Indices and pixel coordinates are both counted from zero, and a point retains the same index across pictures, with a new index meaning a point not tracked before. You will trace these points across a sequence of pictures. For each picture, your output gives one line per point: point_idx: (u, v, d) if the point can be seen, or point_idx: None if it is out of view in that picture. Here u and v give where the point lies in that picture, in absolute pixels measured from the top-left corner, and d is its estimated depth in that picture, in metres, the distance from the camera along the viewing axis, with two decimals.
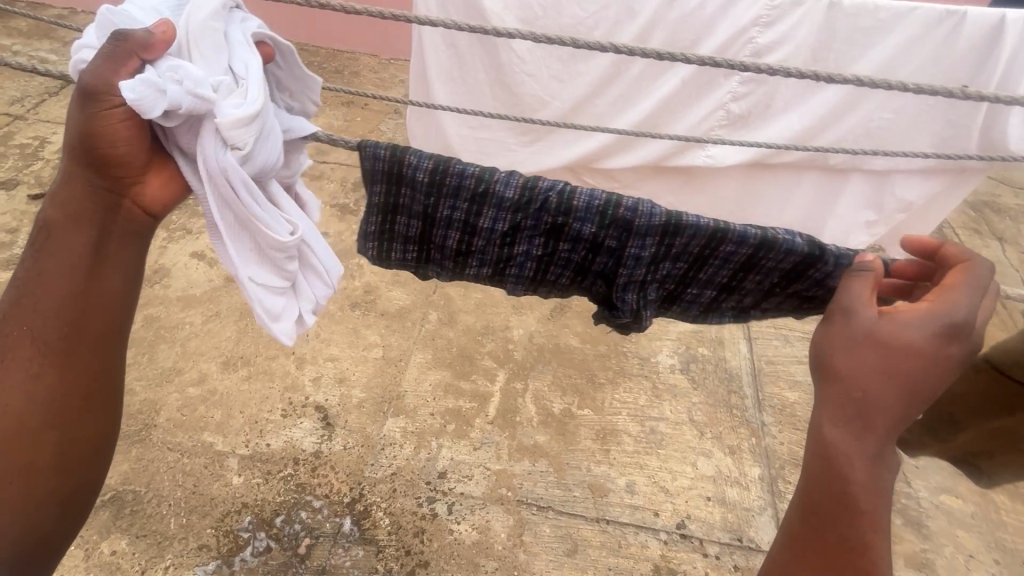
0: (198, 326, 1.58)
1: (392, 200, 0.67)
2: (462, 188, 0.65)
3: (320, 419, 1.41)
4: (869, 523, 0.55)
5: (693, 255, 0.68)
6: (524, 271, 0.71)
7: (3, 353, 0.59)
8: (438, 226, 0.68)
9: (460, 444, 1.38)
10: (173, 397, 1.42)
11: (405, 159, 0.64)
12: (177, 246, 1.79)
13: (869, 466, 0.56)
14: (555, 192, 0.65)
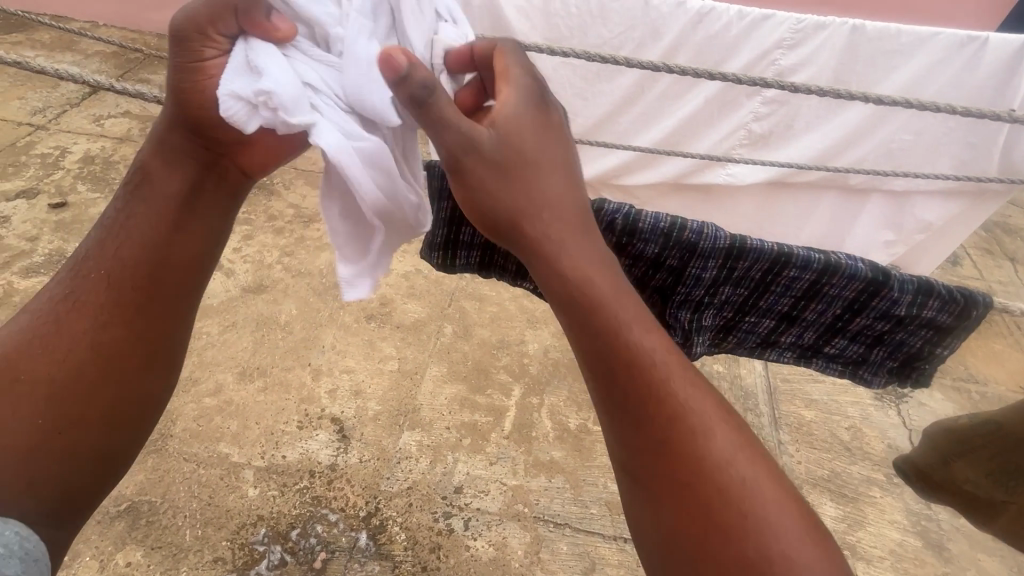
0: (215, 336, 1.59)
1: (460, 213, 0.81)
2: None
3: (337, 431, 1.40)
4: (700, 429, 0.47)
5: (747, 278, 0.86)
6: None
7: (80, 286, 0.61)
8: (503, 238, 0.80)
9: (476, 459, 1.38)
10: (190, 407, 1.42)
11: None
12: None
13: (648, 369, 0.48)
14: (620, 215, 0.84)
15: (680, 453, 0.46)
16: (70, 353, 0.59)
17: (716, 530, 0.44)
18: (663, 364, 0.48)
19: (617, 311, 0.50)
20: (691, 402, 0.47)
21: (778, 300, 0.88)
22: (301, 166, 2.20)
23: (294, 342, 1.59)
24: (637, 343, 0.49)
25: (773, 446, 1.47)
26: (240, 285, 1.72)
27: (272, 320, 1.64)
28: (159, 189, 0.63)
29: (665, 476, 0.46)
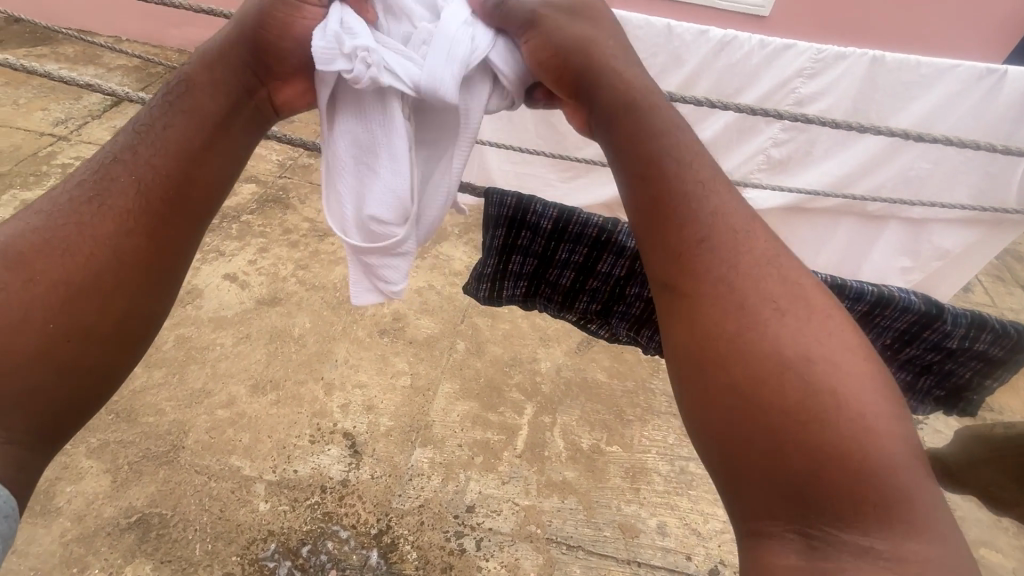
0: (229, 347, 1.59)
1: (510, 242, 0.70)
2: (584, 235, 0.68)
3: (348, 446, 1.40)
4: (770, 299, 0.41)
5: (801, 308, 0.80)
6: (631, 310, 0.73)
7: (97, 189, 0.49)
8: (554, 267, 0.71)
9: (488, 477, 1.37)
10: (202, 418, 1.42)
11: (532, 207, 0.66)
12: (211, 268, 1.82)
13: (711, 238, 0.44)
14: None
15: (742, 324, 0.40)
16: (89, 257, 0.47)
17: (781, 411, 0.37)
18: (731, 233, 0.44)
19: (678, 180, 0.46)
20: (760, 271, 0.42)
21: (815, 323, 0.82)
22: (317, 180, 2.23)
23: (307, 355, 1.59)
24: (699, 211, 0.45)
25: None
26: (254, 297, 1.73)
27: (286, 333, 1.64)
28: (204, 101, 0.53)
29: (724, 355, 0.40)
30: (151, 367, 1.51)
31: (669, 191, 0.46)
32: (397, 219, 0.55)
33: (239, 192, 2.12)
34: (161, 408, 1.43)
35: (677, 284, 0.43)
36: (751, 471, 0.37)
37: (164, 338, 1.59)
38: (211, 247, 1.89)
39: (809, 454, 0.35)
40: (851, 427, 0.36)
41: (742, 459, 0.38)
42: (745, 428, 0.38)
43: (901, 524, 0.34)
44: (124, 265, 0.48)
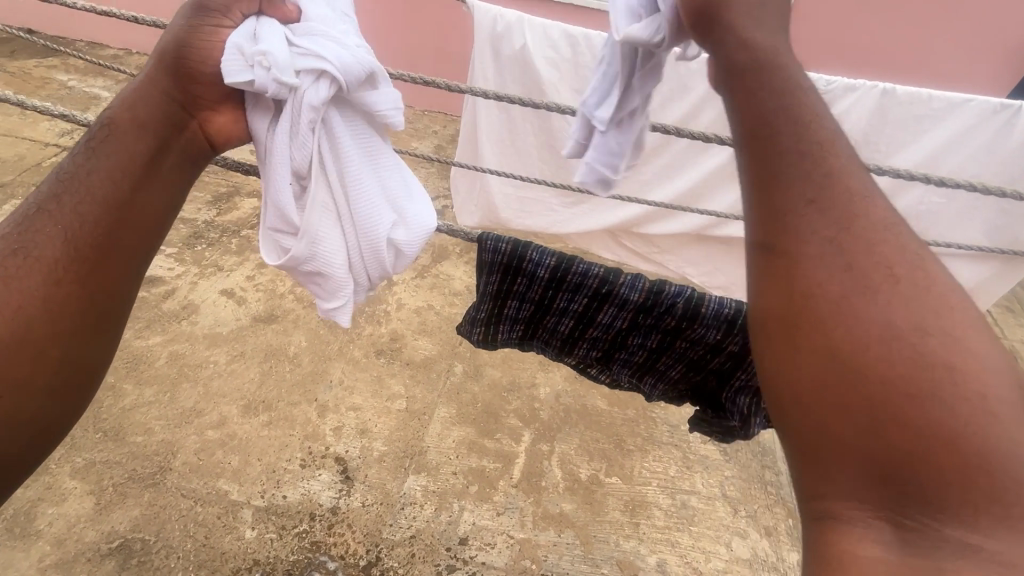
0: (222, 366, 1.56)
1: (506, 289, 0.59)
2: (583, 286, 0.57)
3: (340, 472, 1.36)
4: (883, 269, 0.36)
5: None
6: (632, 358, 0.62)
7: (25, 242, 0.47)
8: (551, 316, 0.61)
9: (482, 508, 1.32)
10: (192, 439, 1.39)
11: (527, 255, 0.56)
12: (208, 283, 1.80)
13: (821, 200, 0.39)
14: (683, 298, 0.55)
15: (851, 296, 0.36)
16: (20, 307, 0.45)
17: (890, 391, 0.33)
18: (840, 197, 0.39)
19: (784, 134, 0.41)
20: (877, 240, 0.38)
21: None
22: None
23: (302, 375, 1.56)
24: (810, 171, 0.40)
25: (793, 508, 1.41)
26: (250, 314, 1.71)
27: (282, 352, 1.62)
28: (128, 147, 0.51)
29: (830, 327, 0.36)
30: (143, 385, 1.49)
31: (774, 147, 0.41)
32: (291, 236, 0.53)
33: (240, 207, 2.11)
34: (150, 428, 1.40)
35: (778, 247, 0.39)
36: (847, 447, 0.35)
37: (157, 355, 1.57)
38: (209, 261, 1.87)
39: (921, 439, 0.32)
40: (969, 409, 0.32)
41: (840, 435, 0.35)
42: (845, 404, 0.35)
43: (1013, 518, 0.31)
44: (62, 315, 0.47)
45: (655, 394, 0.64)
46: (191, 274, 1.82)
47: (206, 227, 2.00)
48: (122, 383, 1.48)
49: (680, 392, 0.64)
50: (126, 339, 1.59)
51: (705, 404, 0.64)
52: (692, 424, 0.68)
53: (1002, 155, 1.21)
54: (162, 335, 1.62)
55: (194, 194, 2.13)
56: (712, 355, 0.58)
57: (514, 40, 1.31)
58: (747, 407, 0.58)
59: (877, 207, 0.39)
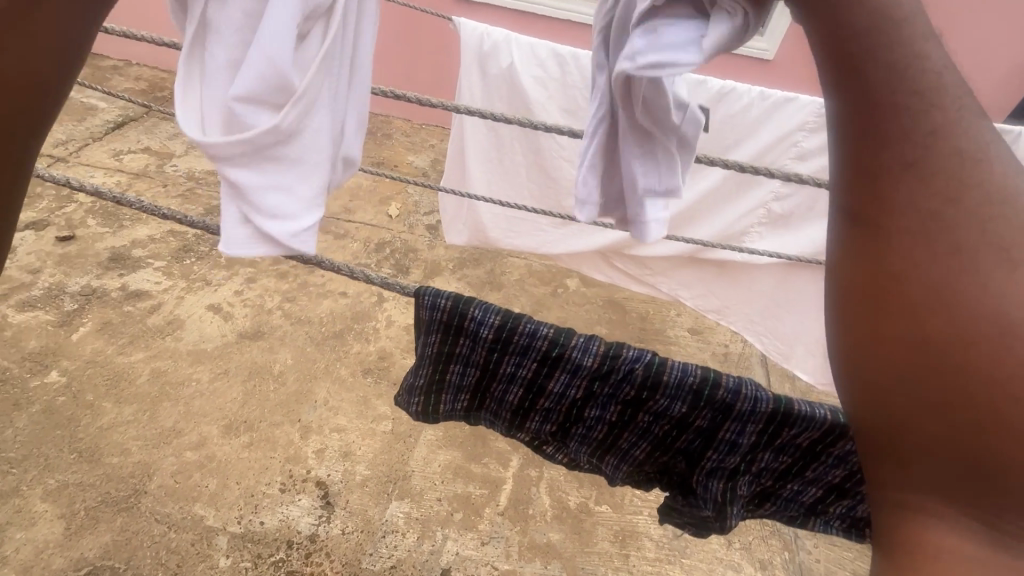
0: (204, 384, 1.52)
1: (447, 350, 0.53)
2: (531, 348, 0.51)
3: (320, 497, 1.32)
4: (1005, 262, 0.29)
5: (806, 449, 0.50)
6: (592, 434, 0.54)
7: None
8: (497, 383, 0.54)
9: (467, 537, 1.28)
10: (169, 461, 1.35)
11: (469, 312, 0.50)
12: (195, 297, 1.77)
13: (938, 167, 0.30)
14: (642, 363, 0.49)
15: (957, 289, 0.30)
16: None
17: (994, 389, 0.30)
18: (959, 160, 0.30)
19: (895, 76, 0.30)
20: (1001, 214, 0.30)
21: (839, 476, 0.51)
22: None
23: (286, 395, 1.52)
24: (933, 124, 0.30)
25: (789, 540, 1.35)
26: (236, 330, 1.67)
27: (266, 370, 1.58)
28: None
29: (930, 321, 0.30)
30: (122, 404, 1.45)
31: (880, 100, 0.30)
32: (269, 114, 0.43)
33: None
34: (127, 448, 1.36)
35: (878, 226, 0.31)
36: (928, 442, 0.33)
37: (139, 372, 1.53)
38: (197, 275, 1.84)
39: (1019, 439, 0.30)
40: None
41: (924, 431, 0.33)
42: (932, 402, 0.32)
43: None
44: None
45: (617, 477, 0.56)
46: (178, 288, 1.79)
47: (196, 240, 1.97)
48: (101, 401, 1.45)
49: (644, 475, 0.57)
50: (108, 355, 1.56)
51: (671, 487, 0.56)
52: (660, 517, 0.58)
53: None
54: (145, 351, 1.59)
55: (186, 207, 2.11)
56: (678, 432, 0.51)
57: (501, 59, 1.29)
58: (721, 494, 0.52)
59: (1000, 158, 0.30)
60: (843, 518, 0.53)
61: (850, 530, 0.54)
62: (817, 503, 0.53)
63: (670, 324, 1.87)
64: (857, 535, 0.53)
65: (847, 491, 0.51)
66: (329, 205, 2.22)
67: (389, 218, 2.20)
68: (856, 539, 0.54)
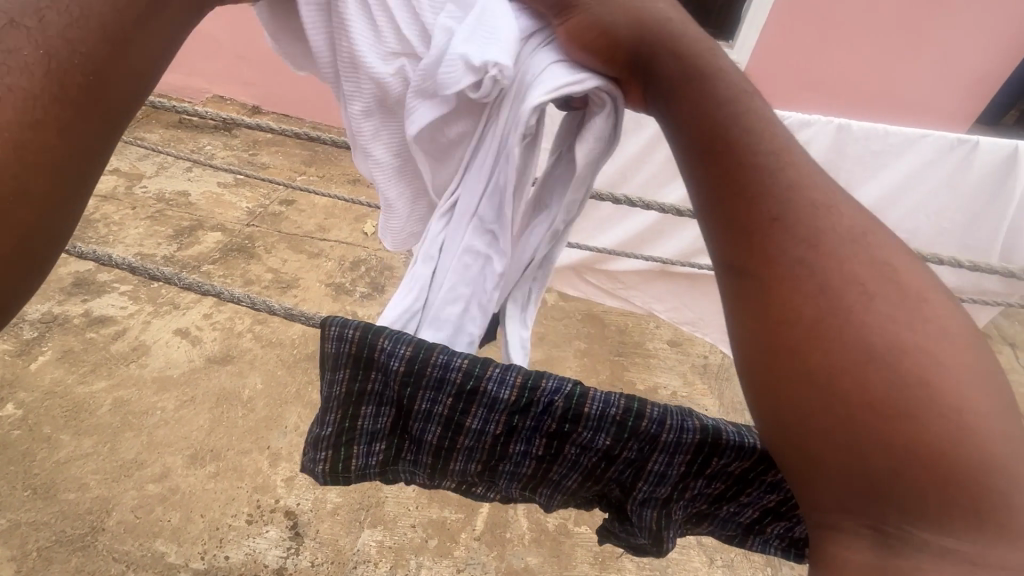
0: (170, 412, 1.47)
1: (356, 392, 0.37)
2: (445, 382, 0.36)
3: (289, 527, 1.27)
4: (855, 280, 0.28)
5: (738, 475, 0.39)
6: (520, 470, 0.40)
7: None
8: (410, 426, 0.38)
9: (442, 564, 1.24)
10: (130, 495, 1.29)
11: (378, 342, 0.35)
12: (162, 322, 1.72)
13: (794, 201, 0.30)
14: (564, 395, 0.36)
15: (833, 323, 0.27)
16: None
17: (888, 421, 0.26)
18: (793, 174, 0.30)
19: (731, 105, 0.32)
20: (843, 222, 0.29)
21: (777, 498, 0.40)
22: (286, 229, 2.15)
23: (255, 421, 1.47)
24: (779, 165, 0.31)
25: (770, 556, 1.33)
26: (204, 355, 1.63)
27: (234, 396, 1.53)
28: None
29: (814, 364, 0.27)
30: (82, 436, 1.40)
31: (726, 116, 0.32)
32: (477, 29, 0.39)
33: (203, 241, 2.04)
34: (85, 483, 1.30)
35: (750, 271, 0.30)
36: (811, 467, 0.28)
37: (100, 402, 1.48)
38: (165, 298, 1.79)
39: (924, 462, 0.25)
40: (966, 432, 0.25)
41: (802, 454, 0.28)
42: (800, 427, 0.28)
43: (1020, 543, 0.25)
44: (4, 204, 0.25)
45: (554, 505, 0.43)
46: (145, 312, 1.74)
47: (166, 263, 1.93)
48: (59, 434, 1.39)
49: (585, 496, 0.44)
50: (68, 385, 1.50)
51: (606, 511, 0.45)
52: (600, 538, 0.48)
53: (964, 188, 1.19)
54: (107, 379, 1.53)
55: (155, 229, 2.06)
56: (606, 464, 0.39)
57: None
58: (654, 524, 0.42)
59: (846, 202, 0.30)
60: (782, 538, 0.43)
61: (791, 550, 0.44)
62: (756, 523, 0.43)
63: (648, 337, 1.85)
64: (796, 555, 0.44)
65: (787, 516, 0.41)
66: (304, 224, 2.19)
67: (364, 235, 2.17)
68: (795, 559, 0.44)
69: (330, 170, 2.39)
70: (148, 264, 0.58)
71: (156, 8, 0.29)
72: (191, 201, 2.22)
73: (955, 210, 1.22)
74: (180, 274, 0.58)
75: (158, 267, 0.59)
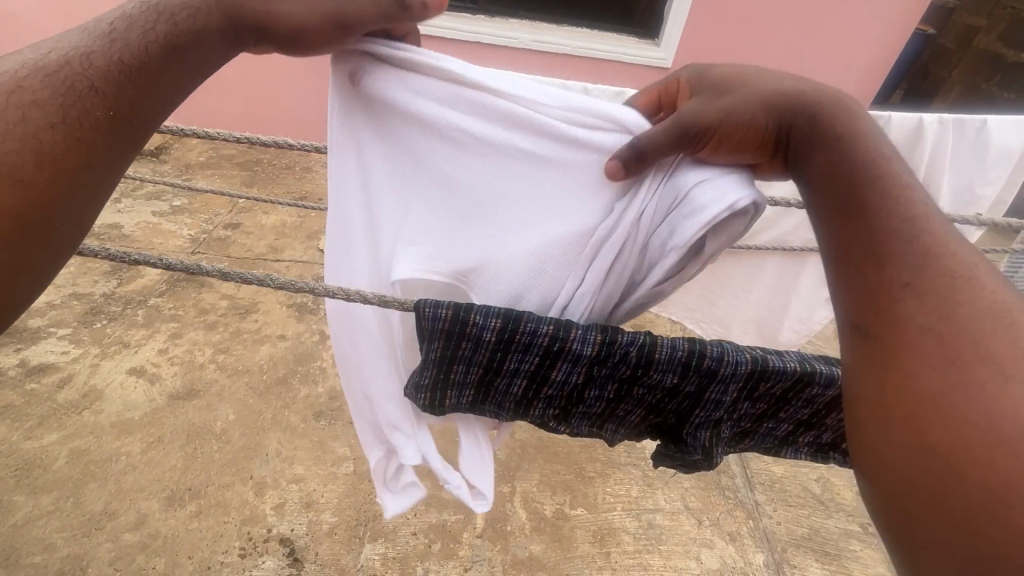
0: (136, 456, 1.38)
1: (450, 355, 0.52)
2: (533, 345, 0.50)
3: (286, 554, 1.24)
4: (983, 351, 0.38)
5: (778, 396, 0.53)
6: (591, 410, 0.55)
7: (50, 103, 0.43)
8: (502, 377, 0.54)
9: (448, 566, 1.25)
10: (105, 547, 1.21)
11: (470, 318, 0.49)
12: (113, 362, 1.61)
13: (930, 275, 0.42)
14: (637, 346, 0.50)
15: (951, 388, 0.38)
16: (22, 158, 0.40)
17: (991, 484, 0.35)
18: (911, 226, 0.45)
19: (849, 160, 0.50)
20: (936, 250, 0.43)
21: (807, 413, 0.55)
22: (235, 254, 2.06)
23: (232, 453, 1.42)
24: (906, 243, 0.44)
25: (751, 509, 1.44)
26: (165, 392, 1.54)
27: (206, 430, 1.46)
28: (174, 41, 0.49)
29: (927, 422, 0.38)
30: (38, 494, 1.29)
31: (838, 176, 0.50)
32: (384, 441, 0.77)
33: (145, 274, 1.93)
34: (51, 543, 1.21)
35: (877, 336, 0.43)
36: (901, 417, 0.40)
37: (55, 455, 1.37)
38: (112, 338, 1.68)
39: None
40: None
41: (895, 405, 0.40)
42: (893, 391, 0.41)
43: None
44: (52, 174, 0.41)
45: (617, 438, 0.58)
46: (91, 355, 1.62)
47: (106, 301, 1.80)
48: (12, 496, 1.28)
49: (640, 431, 0.58)
50: (12, 443, 1.38)
51: (662, 437, 0.58)
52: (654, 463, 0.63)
53: None
54: (59, 431, 1.42)
55: (88, 265, 1.92)
56: (670, 398, 0.53)
57: None
58: (707, 442, 0.55)
59: (986, 287, 0.41)
60: (811, 445, 0.58)
61: (816, 454, 0.59)
62: (789, 436, 0.58)
63: None
64: (822, 458, 0.59)
65: (815, 424, 0.55)
66: (254, 246, 2.12)
67: (321, 253, 2.13)
68: (820, 461, 0.59)
69: (276, 190, 2.32)
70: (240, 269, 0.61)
71: (167, 75, 0.48)
72: (125, 233, 2.08)
73: None
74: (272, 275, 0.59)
75: (247, 272, 0.61)
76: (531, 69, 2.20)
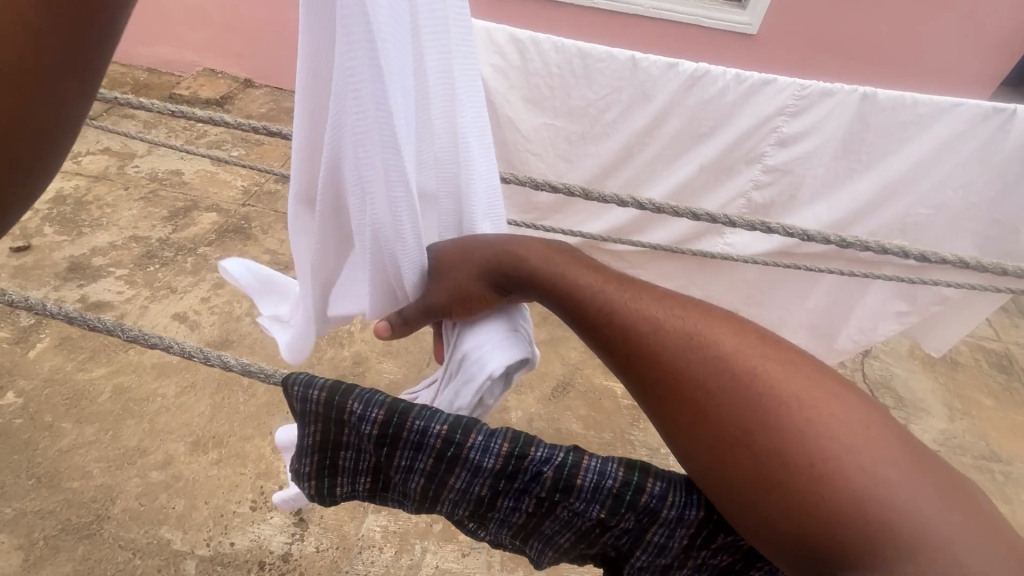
0: (170, 399, 1.46)
1: (327, 442, 0.48)
2: (424, 445, 0.46)
3: (293, 513, 1.27)
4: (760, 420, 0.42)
5: (743, 549, 0.45)
6: (511, 520, 0.48)
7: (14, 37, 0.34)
8: (393, 476, 0.48)
9: (446, 549, 1.24)
10: (134, 482, 1.29)
11: (347, 406, 0.46)
12: (160, 306, 1.69)
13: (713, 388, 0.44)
14: (554, 466, 0.44)
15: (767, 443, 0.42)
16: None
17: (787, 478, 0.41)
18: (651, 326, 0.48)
19: (693, 366, 0.45)
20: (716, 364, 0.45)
21: None
22: (283, 209, 2.09)
23: (257, 406, 1.46)
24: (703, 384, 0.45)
25: None
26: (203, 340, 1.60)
27: (235, 381, 1.51)
28: None
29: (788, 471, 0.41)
30: (83, 424, 1.39)
31: None
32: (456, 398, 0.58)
33: (198, 222, 1.99)
34: (88, 470, 1.30)
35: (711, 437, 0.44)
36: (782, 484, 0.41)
37: (100, 389, 1.46)
38: (162, 282, 1.76)
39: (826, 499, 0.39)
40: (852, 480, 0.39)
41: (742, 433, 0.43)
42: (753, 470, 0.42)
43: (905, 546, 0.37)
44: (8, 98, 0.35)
45: (544, 560, 0.51)
46: (142, 297, 1.71)
47: (161, 245, 1.89)
48: (61, 422, 1.38)
49: (574, 558, 0.51)
50: (66, 372, 1.49)
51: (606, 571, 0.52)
52: None
53: (980, 172, 1.27)
54: (107, 366, 1.51)
55: (149, 210, 2.01)
56: (603, 529, 0.47)
57: None
58: None
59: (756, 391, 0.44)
60: None
61: None
62: None
63: None
64: None
65: None
66: None
67: None
68: None
69: None
70: (86, 315, 0.61)
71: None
72: (184, 180, 2.16)
73: (984, 182, 1.28)
74: (124, 326, 0.61)
75: (96, 318, 0.61)
76: (597, 33, 2.04)
